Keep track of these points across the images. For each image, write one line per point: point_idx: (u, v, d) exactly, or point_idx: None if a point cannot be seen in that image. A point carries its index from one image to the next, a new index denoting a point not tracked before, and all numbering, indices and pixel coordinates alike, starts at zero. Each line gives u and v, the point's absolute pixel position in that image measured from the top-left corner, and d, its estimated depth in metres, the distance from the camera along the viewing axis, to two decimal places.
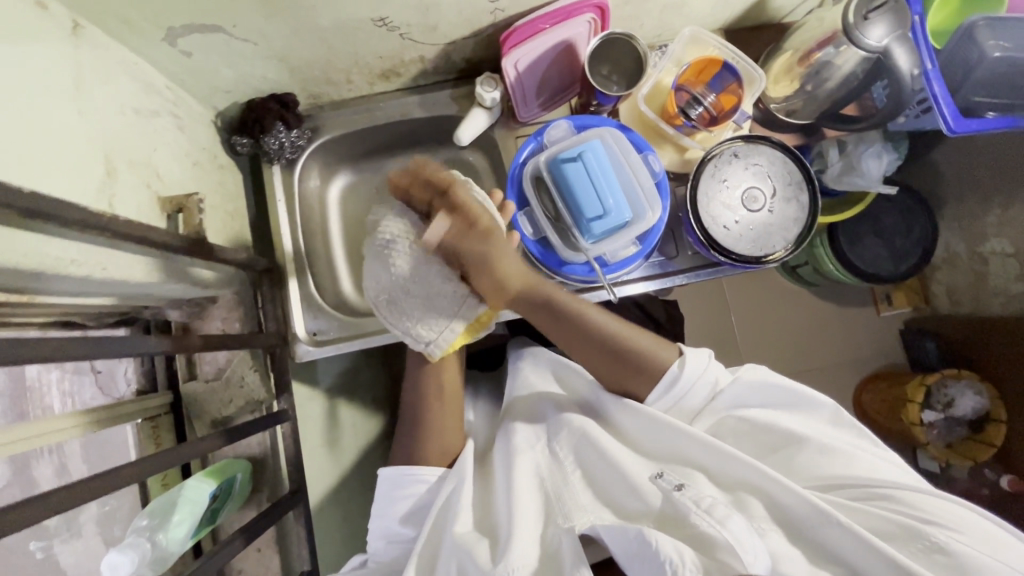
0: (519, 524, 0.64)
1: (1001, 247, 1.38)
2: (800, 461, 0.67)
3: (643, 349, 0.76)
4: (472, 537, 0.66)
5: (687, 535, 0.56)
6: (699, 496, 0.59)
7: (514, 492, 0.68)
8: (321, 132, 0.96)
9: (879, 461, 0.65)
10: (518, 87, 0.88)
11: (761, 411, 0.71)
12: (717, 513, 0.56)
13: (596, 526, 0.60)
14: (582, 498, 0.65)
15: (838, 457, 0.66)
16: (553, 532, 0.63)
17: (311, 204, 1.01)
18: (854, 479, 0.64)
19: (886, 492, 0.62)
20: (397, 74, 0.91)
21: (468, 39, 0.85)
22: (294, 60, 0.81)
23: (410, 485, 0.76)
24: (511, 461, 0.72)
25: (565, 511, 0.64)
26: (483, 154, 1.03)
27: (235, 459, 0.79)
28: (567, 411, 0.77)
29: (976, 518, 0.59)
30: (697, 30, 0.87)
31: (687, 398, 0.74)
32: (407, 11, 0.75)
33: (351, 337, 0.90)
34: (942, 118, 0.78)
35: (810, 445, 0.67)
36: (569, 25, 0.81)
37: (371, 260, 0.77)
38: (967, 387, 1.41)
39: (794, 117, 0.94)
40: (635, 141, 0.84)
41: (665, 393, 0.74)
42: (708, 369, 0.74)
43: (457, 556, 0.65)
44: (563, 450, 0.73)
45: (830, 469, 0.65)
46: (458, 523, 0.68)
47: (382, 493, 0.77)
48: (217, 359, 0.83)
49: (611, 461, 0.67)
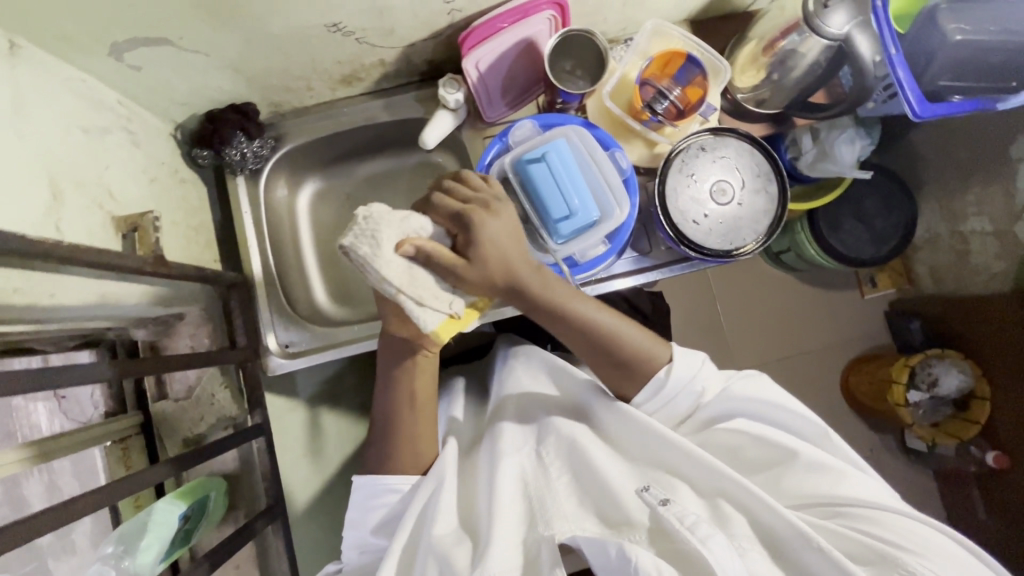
0: (499, 530, 0.62)
1: (981, 226, 1.39)
2: (788, 479, 0.65)
3: (636, 349, 0.73)
4: (453, 542, 0.64)
5: (663, 550, 0.55)
6: (682, 513, 0.57)
7: (497, 495, 0.66)
8: (285, 141, 0.95)
9: (864, 483, 0.64)
10: (481, 87, 0.86)
11: (747, 422, 0.71)
12: (699, 532, 0.55)
13: (577, 536, 0.58)
14: (565, 505, 0.63)
15: (824, 475, 0.64)
16: (534, 538, 0.61)
17: (279, 213, 0.99)
18: (837, 500, 0.62)
19: (862, 514, 0.60)
20: (358, 79, 0.90)
21: (427, 41, 0.84)
22: (249, 70, 0.80)
23: (383, 495, 0.74)
24: (494, 463, 0.71)
25: (546, 518, 0.62)
26: (453, 155, 1.02)
27: (206, 477, 0.78)
28: (556, 420, 0.76)
29: (954, 552, 0.57)
30: (659, 22, 0.86)
31: (676, 402, 0.74)
32: (361, 16, 0.73)
33: (323, 347, 0.91)
34: (907, 104, 0.77)
35: (799, 463, 0.66)
36: (528, 23, 0.80)
37: (385, 224, 0.61)
38: (950, 365, 1.41)
39: (763, 107, 0.93)
40: (602, 138, 0.84)
41: (652, 396, 0.74)
42: (697, 376, 0.73)
43: (436, 559, 0.62)
44: (550, 456, 0.71)
45: (817, 489, 0.64)
46: (437, 524, 0.66)
47: (355, 503, 0.75)
48: (187, 377, 0.82)
49: (597, 472, 0.65)
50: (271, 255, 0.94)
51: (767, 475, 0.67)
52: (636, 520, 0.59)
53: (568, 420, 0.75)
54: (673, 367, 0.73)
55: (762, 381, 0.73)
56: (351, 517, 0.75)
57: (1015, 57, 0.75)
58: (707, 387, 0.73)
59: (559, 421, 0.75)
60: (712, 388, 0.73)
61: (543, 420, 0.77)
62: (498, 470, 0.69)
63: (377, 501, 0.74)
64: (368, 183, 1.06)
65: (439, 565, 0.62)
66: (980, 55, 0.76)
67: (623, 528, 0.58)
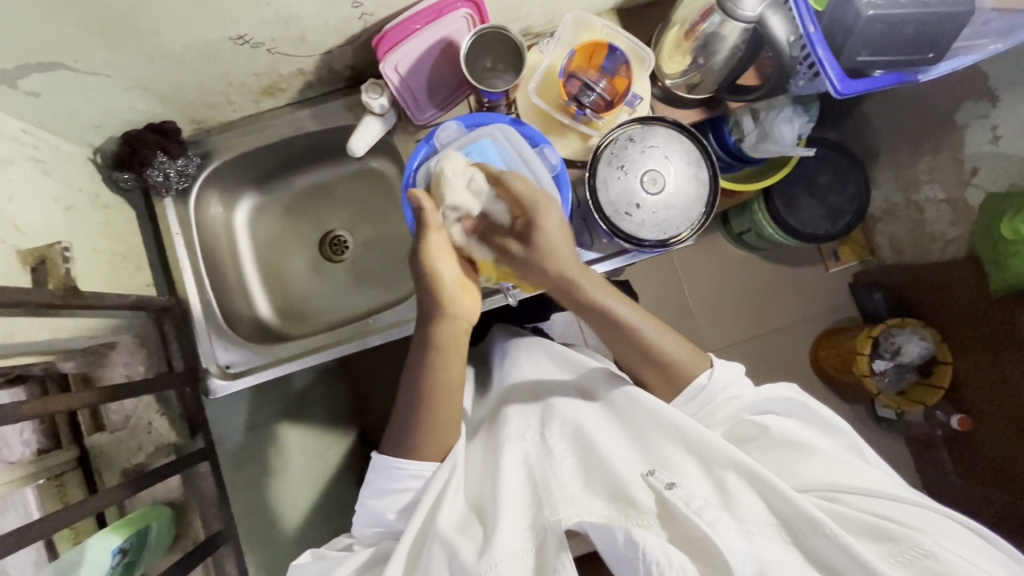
0: (504, 517, 0.62)
1: (934, 194, 1.41)
2: (805, 465, 0.66)
3: (670, 356, 0.72)
4: (459, 532, 0.63)
5: (675, 535, 0.56)
6: (688, 496, 0.57)
7: (504, 482, 0.66)
8: (212, 157, 0.93)
9: (873, 475, 0.64)
10: (404, 90, 0.85)
11: (774, 418, 0.70)
12: (707, 516, 0.54)
13: (583, 522, 0.58)
14: (571, 487, 0.63)
15: (838, 466, 0.65)
16: (539, 525, 0.61)
17: (216, 232, 0.97)
18: (851, 486, 0.63)
19: (864, 501, 0.61)
20: (281, 90, 0.88)
21: (344, 47, 0.82)
22: (160, 89, 0.78)
23: (408, 482, 0.70)
24: (499, 452, 0.70)
25: (552, 502, 0.62)
26: (390, 161, 1.00)
27: (147, 507, 0.76)
28: (557, 400, 0.75)
29: (967, 539, 0.57)
30: (579, 15, 0.85)
31: (714, 406, 0.72)
32: (266, 26, 0.71)
33: (267, 364, 0.89)
34: (829, 82, 0.77)
35: (816, 453, 0.66)
36: (443, 22, 0.78)
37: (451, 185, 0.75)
38: (912, 333, 1.41)
39: (695, 92, 0.92)
40: (530, 136, 0.82)
41: (690, 401, 0.72)
42: (734, 382, 0.72)
43: (443, 548, 0.62)
44: (555, 439, 0.70)
45: (831, 477, 0.64)
46: (443, 515, 0.65)
47: (374, 486, 0.71)
48: (123, 407, 0.81)
49: (603, 457, 0.65)
50: (207, 275, 0.92)
51: (784, 459, 0.67)
52: (643, 504, 0.59)
53: (571, 403, 0.74)
54: (713, 375, 0.71)
55: (800, 389, 0.72)
56: (368, 502, 0.71)
57: (928, 29, 0.76)
58: (743, 392, 0.72)
59: (562, 403, 0.74)
60: (749, 393, 0.72)
61: (547, 402, 0.76)
62: (502, 458, 0.69)
63: (399, 488, 0.70)
64: (308, 194, 1.04)
65: (448, 556, 0.62)
66: (895, 30, 0.75)
67: (630, 512, 0.59)
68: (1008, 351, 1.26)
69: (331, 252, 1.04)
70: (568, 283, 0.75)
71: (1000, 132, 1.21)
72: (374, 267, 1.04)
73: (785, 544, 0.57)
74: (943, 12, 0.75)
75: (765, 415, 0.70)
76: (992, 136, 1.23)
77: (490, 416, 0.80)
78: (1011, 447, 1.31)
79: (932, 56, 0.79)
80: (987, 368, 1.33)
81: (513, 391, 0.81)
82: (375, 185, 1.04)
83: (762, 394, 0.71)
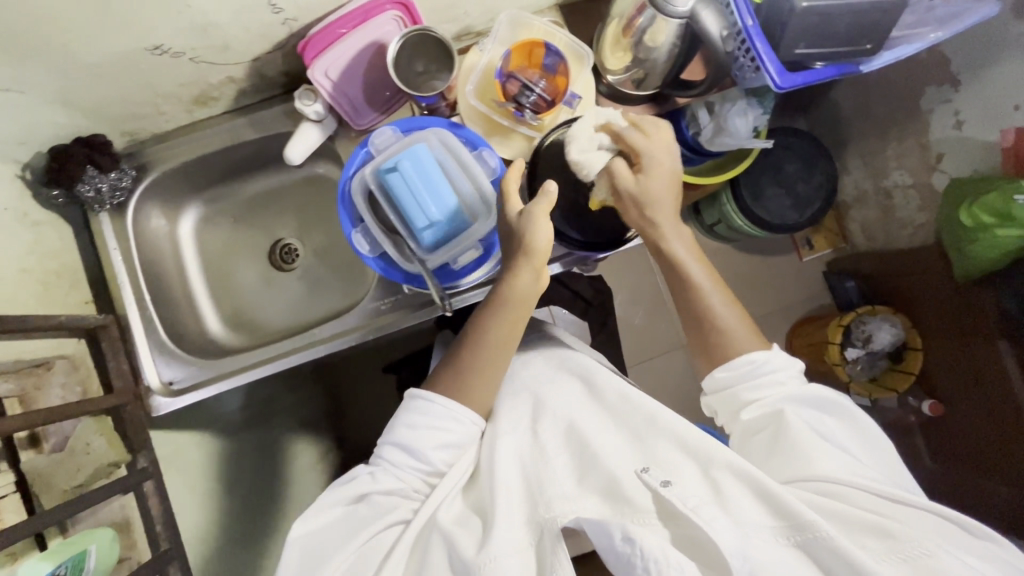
0: (500, 513, 0.63)
1: (902, 179, 1.38)
2: (820, 462, 0.62)
3: (727, 326, 0.74)
4: (458, 524, 0.63)
5: (678, 536, 0.53)
6: (684, 494, 0.56)
7: (498, 475, 0.67)
8: (149, 170, 0.91)
9: (880, 477, 0.61)
10: (340, 97, 0.83)
11: (801, 412, 0.67)
12: (703, 514, 0.53)
13: (580, 518, 0.57)
14: (563, 486, 0.64)
15: (857, 469, 0.61)
16: (537, 522, 0.61)
17: (159, 245, 0.95)
18: (868, 488, 0.59)
19: (859, 496, 0.58)
20: (213, 98, 0.86)
21: (274, 53, 0.80)
22: (81, 102, 0.76)
23: (446, 423, 0.71)
24: (494, 444, 0.71)
25: (546, 500, 0.62)
26: (336, 166, 0.98)
27: (86, 532, 0.74)
28: (549, 397, 0.77)
29: (968, 543, 0.53)
30: (513, 13, 0.83)
31: (754, 384, 0.71)
32: (183, 35, 0.70)
33: (209, 380, 0.88)
34: (768, 75, 0.75)
35: (835, 454, 0.62)
36: (372, 25, 0.77)
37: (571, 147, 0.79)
38: (883, 321, 1.40)
39: (641, 87, 0.90)
40: (470, 138, 0.82)
41: (743, 376, 0.71)
42: (788, 372, 0.71)
43: (444, 540, 0.62)
44: (548, 436, 0.72)
45: (851, 479, 0.60)
46: (441, 511, 0.66)
47: (407, 417, 0.71)
48: (62, 427, 0.79)
49: (595, 455, 0.65)
50: (149, 290, 0.90)
51: (800, 455, 0.63)
52: (639, 502, 0.57)
53: (562, 401, 0.76)
54: (767, 355, 0.72)
55: (845, 397, 0.69)
56: (397, 432, 0.71)
57: (865, 20, 0.74)
58: (788, 381, 0.70)
59: (552, 399, 0.77)
60: (795, 384, 0.70)
61: (538, 398, 0.78)
62: (497, 450, 0.70)
63: (436, 425, 0.71)
64: (255, 203, 1.02)
65: (446, 550, 0.61)
66: (831, 21, 0.74)
67: (626, 509, 0.57)
68: (977, 337, 1.23)
69: (281, 261, 1.02)
70: (648, 224, 0.77)
71: (962, 117, 1.19)
72: (326, 273, 1.02)
73: (784, 543, 0.53)
74: (878, 3, 0.73)
75: (799, 410, 0.67)
76: (955, 121, 1.20)
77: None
78: (983, 437, 1.27)
79: (870, 47, 0.78)
80: (958, 354, 1.30)
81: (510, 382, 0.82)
82: (323, 191, 1.02)
83: (810, 392, 0.68)
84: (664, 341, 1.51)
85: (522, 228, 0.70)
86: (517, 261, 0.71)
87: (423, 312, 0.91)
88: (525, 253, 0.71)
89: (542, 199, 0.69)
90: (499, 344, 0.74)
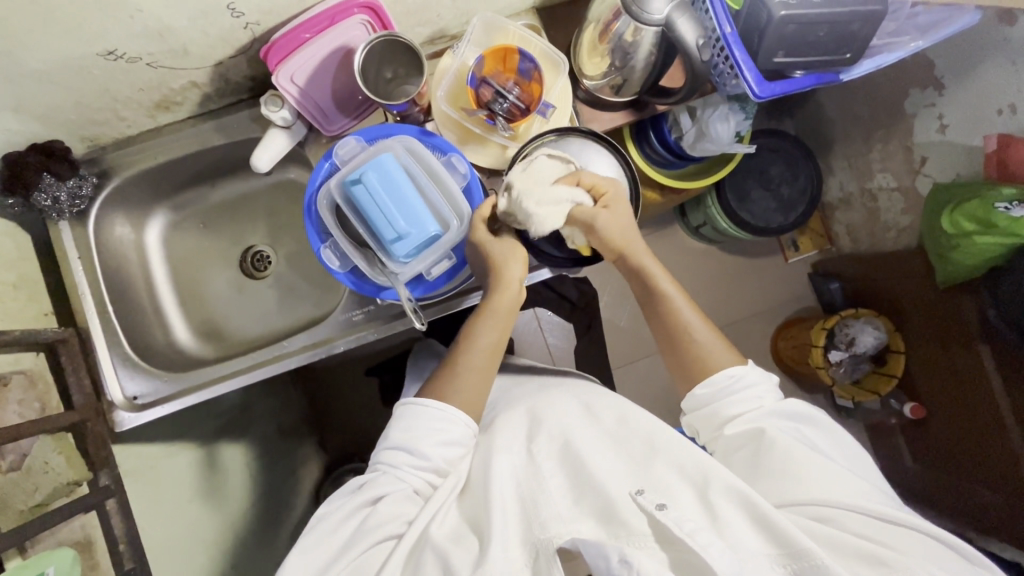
0: (495, 531, 0.60)
1: (887, 182, 1.37)
2: (812, 477, 0.60)
3: (699, 347, 0.73)
4: (451, 542, 0.61)
5: (675, 560, 0.53)
6: (681, 518, 0.54)
7: (493, 489, 0.65)
8: (110, 176, 0.88)
9: (873, 492, 0.60)
10: (308, 103, 0.80)
11: (784, 428, 0.66)
12: (700, 539, 0.52)
13: (576, 540, 0.56)
14: (559, 505, 0.62)
15: (853, 486, 0.59)
16: (532, 542, 0.59)
17: (123, 254, 0.92)
18: (862, 509, 0.57)
19: (851, 521, 0.57)
20: (177, 103, 0.83)
21: (237, 57, 0.78)
22: (33, 108, 0.73)
23: (440, 425, 0.70)
24: (488, 460, 0.69)
25: (542, 519, 0.61)
26: (309, 171, 0.96)
27: (44, 553, 0.72)
28: (544, 415, 0.76)
29: (957, 569, 0.53)
30: (486, 16, 0.81)
31: (734, 399, 0.70)
32: (138, 40, 0.67)
33: (174, 394, 0.86)
34: (747, 84, 0.74)
35: (829, 468, 0.61)
36: (338, 30, 0.75)
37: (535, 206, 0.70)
38: (866, 323, 1.40)
39: (620, 93, 0.88)
40: (440, 146, 0.80)
41: (717, 394, 0.70)
42: (764, 384, 0.70)
43: (437, 559, 0.60)
44: (542, 455, 0.69)
45: (848, 499, 0.58)
46: (434, 526, 0.64)
47: (403, 420, 0.70)
48: (19, 445, 0.75)
49: (592, 473, 0.63)
50: (113, 301, 0.88)
51: (793, 468, 0.61)
52: (635, 525, 0.56)
53: (559, 418, 0.74)
54: (742, 371, 0.71)
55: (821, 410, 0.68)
56: (393, 435, 0.70)
57: (844, 28, 0.73)
58: (767, 397, 0.69)
59: (550, 417, 0.75)
60: (772, 399, 0.69)
61: (534, 419, 0.76)
62: (492, 468, 0.68)
63: (431, 428, 0.70)
64: (224, 209, 1.00)
65: (440, 566, 0.60)
66: (810, 30, 0.73)
67: (619, 533, 0.56)
68: (959, 341, 1.23)
69: (253, 268, 1.00)
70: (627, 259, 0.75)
71: (946, 120, 1.18)
72: (300, 280, 1.00)
73: (780, 571, 0.52)
74: (855, 11, 0.72)
75: (778, 424, 0.66)
76: (939, 125, 1.19)
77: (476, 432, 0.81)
78: (965, 439, 1.27)
79: (849, 56, 0.76)
80: (939, 358, 1.30)
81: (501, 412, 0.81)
82: (296, 196, 1.00)
83: (787, 405, 0.67)
84: (648, 344, 1.50)
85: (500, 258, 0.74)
86: (495, 277, 0.75)
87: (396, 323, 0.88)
88: (501, 271, 0.74)
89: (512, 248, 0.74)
90: (482, 369, 0.74)
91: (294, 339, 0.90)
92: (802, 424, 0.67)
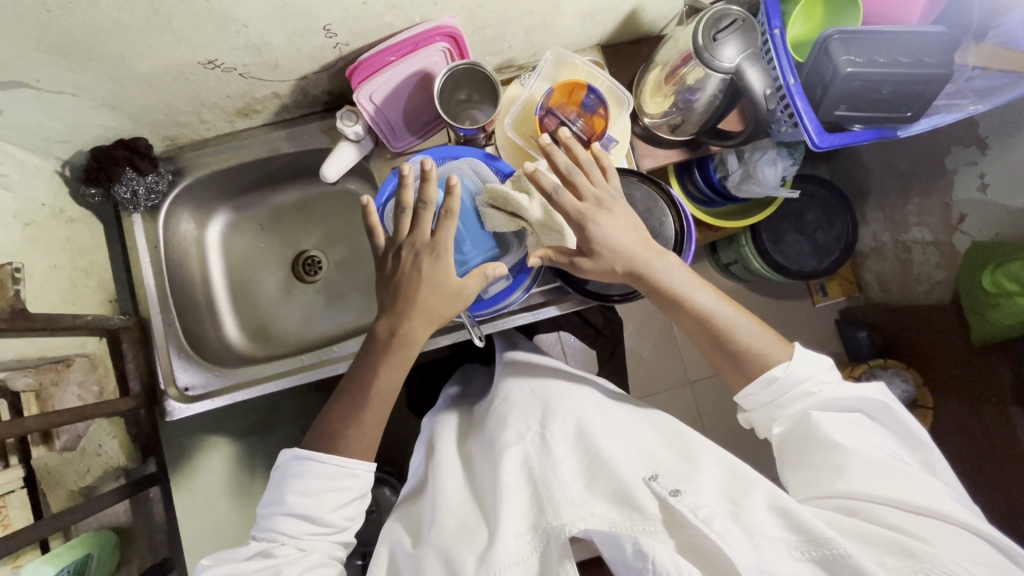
0: (502, 521, 0.64)
1: (921, 236, 1.35)
2: (850, 477, 0.61)
3: (755, 348, 0.71)
4: (459, 538, 0.65)
5: (683, 544, 0.53)
6: (696, 505, 0.55)
7: (501, 485, 0.67)
8: (184, 175, 0.91)
9: (916, 482, 0.60)
10: (381, 120, 0.84)
11: (857, 416, 0.66)
12: (716, 525, 0.52)
13: (589, 530, 0.56)
14: (572, 492, 0.64)
15: (898, 483, 0.60)
16: (542, 530, 0.61)
17: (186, 249, 0.95)
18: (900, 502, 0.58)
19: (877, 512, 0.58)
20: (256, 111, 0.88)
21: (319, 74, 0.82)
22: (128, 107, 0.78)
23: (342, 478, 0.68)
24: (499, 457, 0.71)
25: (554, 507, 0.62)
26: (365, 183, 0.98)
27: (85, 536, 0.76)
28: (557, 402, 0.77)
29: (992, 561, 0.53)
30: (560, 52, 0.85)
31: (784, 399, 0.69)
32: (236, 52, 0.71)
33: (228, 389, 0.87)
34: (807, 134, 0.78)
35: (871, 467, 0.61)
36: (418, 55, 0.78)
37: (487, 209, 0.76)
38: (894, 375, 1.38)
39: (677, 133, 0.90)
40: (503, 170, 0.81)
41: (763, 392, 0.70)
42: (815, 377, 0.69)
43: (440, 559, 0.64)
44: (555, 440, 0.71)
45: (889, 493, 0.59)
46: (436, 530, 0.68)
47: (296, 482, 0.67)
48: (75, 426, 0.80)
49: (606, 463, 0.66)
50: (174, 293, 0.91)
51: (826, 466, 0.63)
52: (649, 509, 0.58)
53: (573, 406, 0.76)
54: (790, 366, 0.69)
55: (887, 396, 0.67)
56: (290, 501, 0.66)
57: (906, 88, 0.76)
58: (818, 389, 0.68)
59: (563, 407, 0.76)
60: (827, 389, 0.68)
61: (547, 404, 0.78)
62: (502, 459, 0.70)
63: (331, 486, 0.67)
64: (281, 212, 1.03)
65: (443, 563, 0.63)
66: (872, 88, 0.76)
67: (634, 517, 0.57)
68: (987, 401, 1.21)
69: (304, 272, 1.02)
70: (644, 274, 0.73)
71: (987, 179, 1.17)
72: (348, 286, 1.02)
73: (800, 559, 0.53)
74: (920, 71, 0.75)
75: (831, 417, 0.66)
76: (980, 183, 1.18)
77: (485, 414, 0.84)
78: (991, 504, 1.21)
79: (910, 114, 0.80)
80: (967, 416, 1.27)
81: (511, 388, 0.83)
82: (347, 205, 1.02)
83: (847, 394, 0.67)
84: (672, 377, 1.49)
85: (440, 302, 0.72)
86: (419, 309, 0.71)
87: (440, 337, 0.88)
88: (427, 308, 0.71)
89: (477, 276, 0.73)
90: (382, 397, 0.72)
91: (343, 346, 0.90)
92: (868, 420, 0.67)
